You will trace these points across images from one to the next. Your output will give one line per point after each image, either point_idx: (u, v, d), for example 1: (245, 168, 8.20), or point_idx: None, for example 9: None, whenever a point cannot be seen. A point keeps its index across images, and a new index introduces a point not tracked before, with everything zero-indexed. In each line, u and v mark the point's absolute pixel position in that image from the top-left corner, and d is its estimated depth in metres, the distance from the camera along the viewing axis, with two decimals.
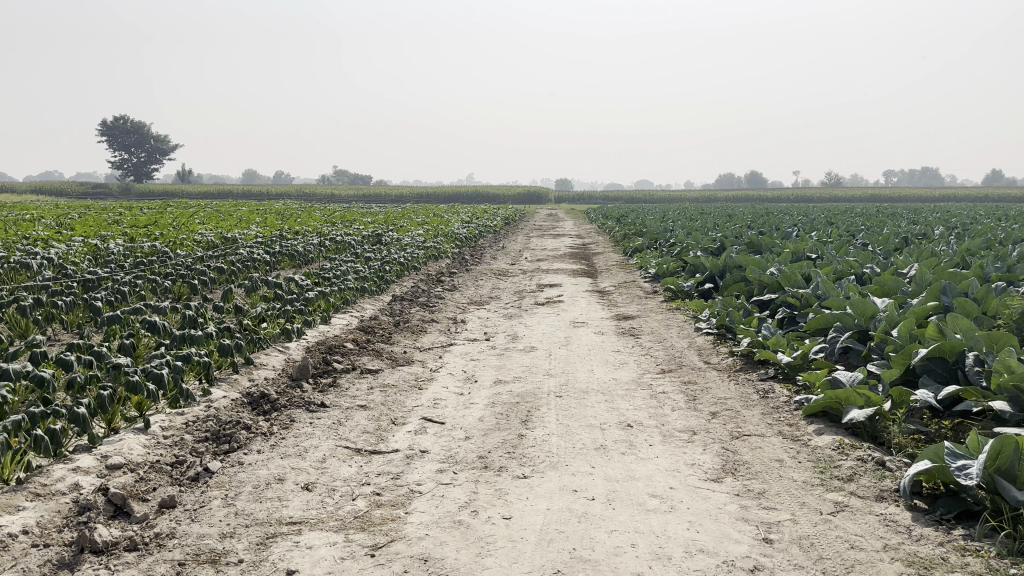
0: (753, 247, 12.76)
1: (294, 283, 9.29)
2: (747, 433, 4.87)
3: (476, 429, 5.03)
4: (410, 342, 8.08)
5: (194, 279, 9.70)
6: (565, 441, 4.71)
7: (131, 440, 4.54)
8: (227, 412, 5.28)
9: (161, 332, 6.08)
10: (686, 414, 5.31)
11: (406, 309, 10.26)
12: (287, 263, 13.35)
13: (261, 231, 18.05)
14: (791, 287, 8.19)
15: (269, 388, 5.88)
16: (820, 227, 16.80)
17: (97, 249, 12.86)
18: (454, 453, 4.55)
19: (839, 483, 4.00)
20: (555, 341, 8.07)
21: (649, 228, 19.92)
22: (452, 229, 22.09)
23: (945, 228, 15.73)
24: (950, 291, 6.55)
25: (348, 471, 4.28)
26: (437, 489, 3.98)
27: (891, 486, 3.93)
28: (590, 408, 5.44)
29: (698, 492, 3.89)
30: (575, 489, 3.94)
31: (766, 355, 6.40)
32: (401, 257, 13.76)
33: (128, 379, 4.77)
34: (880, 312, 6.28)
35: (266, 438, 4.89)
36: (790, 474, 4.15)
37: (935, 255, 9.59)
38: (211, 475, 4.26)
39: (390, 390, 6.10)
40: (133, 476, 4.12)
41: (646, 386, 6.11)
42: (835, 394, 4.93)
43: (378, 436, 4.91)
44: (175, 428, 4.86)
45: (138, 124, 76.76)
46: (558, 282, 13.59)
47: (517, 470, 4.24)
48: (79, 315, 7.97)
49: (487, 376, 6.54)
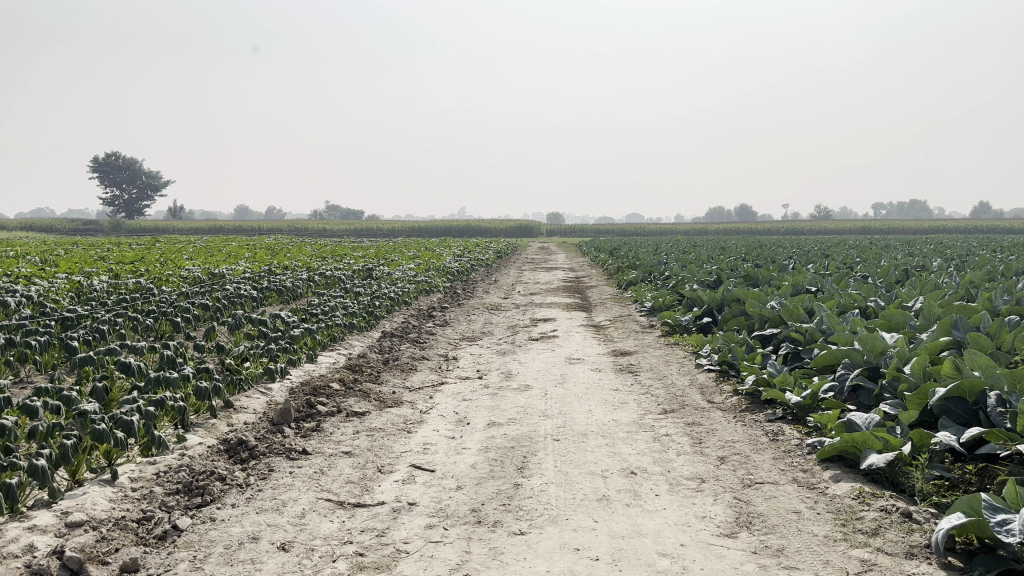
0: (750, 281, 12.53)
1: (280, 320, 8.96)
2: (759, 480, 4.55)
3: (468, 477, 4.69)
4: (399, 381, 7.75)
5: (178, 316, 9.38)
6: (564, 491, 4.38)
7: (94, 494, 4.18)
8: (202, 461, 4.92)
9: (135, 374, 5.75)
10: (693, 459, 4.99)
11: (396, 346, 9.92)
12: (275, 299, 13.01)
13: (251, 266, 17.68)
14: (794, 322, 7.93)
15: (248, 434, 5.53)
16: (816, 259, 16.60)
17: (80, 285, 12.50)
18: (444, 506, 4.21)
19: (864, 538, 3.68)
20: (551, 379, 7.74)
21: (643, 261, 19.73)
22: (444, 263, 21.86)
23: (943, 261, 15.54)
24: (962, 325, 6.27)
25: (330, 528, 3.93)
26: (426, 549, 3.65)
27: (921, 541, 3.61)
28: (590, 453, 5.11)
29: (712, 550, 3.56)
30: (577, 547, 3.60)
31: (773, 395, 6.09)
32: (392, 292, 13.46)
33: (94, 427, 4.43)
34: (891, 348, 6.01)
35: (242, 490, 4.53)
36: (809, 528, 3.82)
37: (938, 287, 9.36)
38: (180, 533, 3.89)
39: (378, 434, 5.76)
40: (94, 536, 3.76)
41: (649, 428, 5.78)
42: (852, 437, 4.62)
43: (363, 487, 4.56)
44: (144, 479, 4.51)
45: (129, 160, 76.77)
46: (552, 316, 13.30)
47: (513, 525, 3.90)
48: (54, 355, 7.61)
49: (480, 418, 6.20)
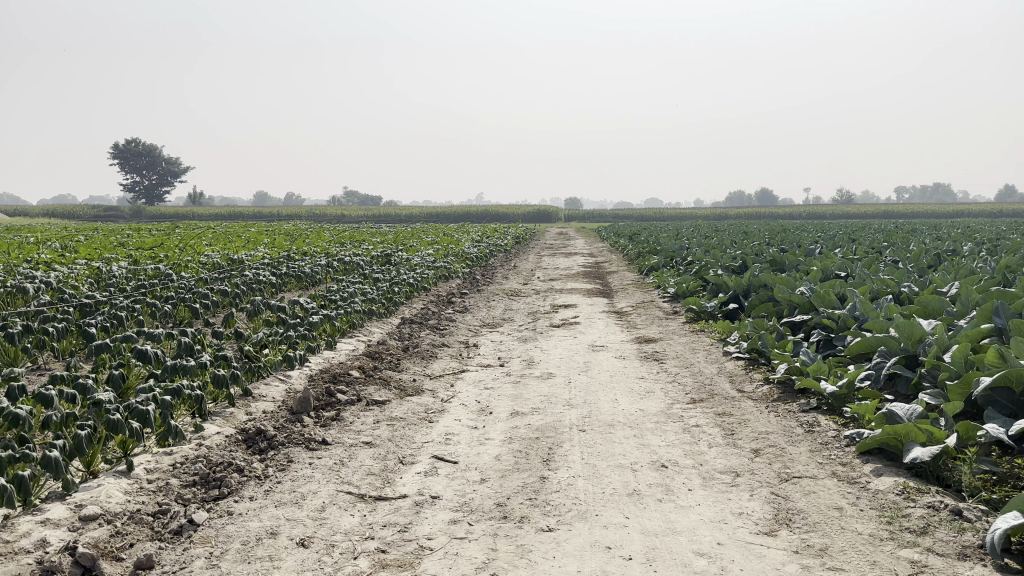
0: (776, 266, 12.25)
1: (299, 306, 8.82)
2: (797, 474, 4.35)
3: (493, 469, 4.54)
4: (420, 369, 7.61)
5: (196, 303, 9.29)
6: (593, 485, 4.21)
7: (109, 486, 4.07)
8: (220, 452, 4.81)
9: (152, 362, 5.63)
10: (726, 452, 4.80)
11: (416, 333, 9.78)
12: (294, 285, 12.91)
13: (269, 252, 17.60)
14: (825, 308, 7.69)
15: (266, 424, 5.41)
16: (843, 244, 16.23)
17: (100, 271, 12.45)
18: (469, 501, 4.06)
19: (913, 537, 3.48)
20: (574, 367, 7.56)
21: (664, 246, 19.46)
22: (463, 248, 21.73)
23: (975, 245, 15.14)
24: (1003, 311, 5.96)
25: (350, 523, 3.79)
26: (450, 545, 3.50)
27: (974, 541, 3.40)
28: (618, 445, 4.93)
29: (751, 550, 3.38)
30: (608, 546, 3.44)
31: (807, 384, 5.88)
32: (411, 277, 13.32)
33: (108, 417, 4.30)
34: (929, 336, 5.76)
35: (260, 482, 4.40)
36: (853, 526, 3.63)
37: (973, 272, 9.06)
38: (196, 527, 3.76)
39: (398, 424, 5.61)
40: (108, 530, 3.64)
41: (678, 419, 5.60)
42: (894, 429, 4.40)
43: (384, 479, 4.42)
44: (160, 471, 4.40)
45: (150, 147, 77.24)
46: (574, 302, 13.10)
47: (541, 521, 3.74)
48: (72, 341, 7.53)
49: (503, 407, 6.04)
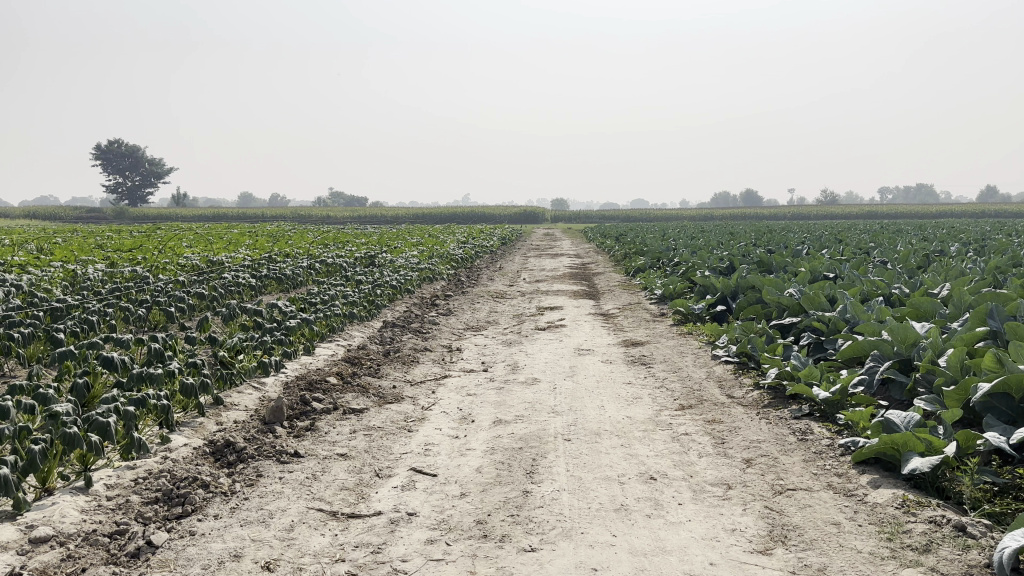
0: (764, 267, 12.08)
1: (277, 310, 8.55)
2: (791, 487, 4.17)
3: (473, 483, 4.32)
4: (400, 375, 7.36)
5: (171, 306, 8.99)
6: (579, 500, 4.00)
7: (64, 504, 3.82)
8: (185, 465, 4.56)
9: (118, 369, 5.36)
10: (716, 462, 4.61)
11: (398, 337, 9.53)
12: (274, 287, 12.60)
13: (251, 254, 17.22)
14: (814, 310, 7.52)
15: (236, 435, 5.17)
16: (830, 244, 16.12)
17: (75, 274, 12.08)
18: (447, 517, 3.84)
19: (915, 555, 3.29)
20: (559, 372, 7.35)
21: (651, 247, 19.29)
22: (448, 250, 21.45)
23: (964, 245, 15.04)
24: (997, 313, 5.78)
25: (320, 543, 3.56)
26: (425, 568, 3.28)
27: (980, 560, 3.22)
28: (605, 455, 4.73)
29: (745, 570, 3.19)
30: (594, 567, 3.23)
31: (798, 389, 5.69)
32: (394, 279, 13.04)
33: (64, 430, 4.02)
34: (923, 339, 5.58)
35: (227, 499, 4.17)
36: (852, 544, 3.44)
37: (963, 273, 8.92)
38: (155, 550, 3.52)
39: (376, 434, 5.38)
40: (60, 554, 3.40)
41: (666, 427, 5.40)
42: (891, 439, 4.21)
43: (358, 494, 4.20)
44: (121, 487, 4.15)
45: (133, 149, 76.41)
46: (560, 304, 12.89)
47: (523, 541, 3.53)
48: (38, 347, 7.21)
49: (485, 415, 5.82)
